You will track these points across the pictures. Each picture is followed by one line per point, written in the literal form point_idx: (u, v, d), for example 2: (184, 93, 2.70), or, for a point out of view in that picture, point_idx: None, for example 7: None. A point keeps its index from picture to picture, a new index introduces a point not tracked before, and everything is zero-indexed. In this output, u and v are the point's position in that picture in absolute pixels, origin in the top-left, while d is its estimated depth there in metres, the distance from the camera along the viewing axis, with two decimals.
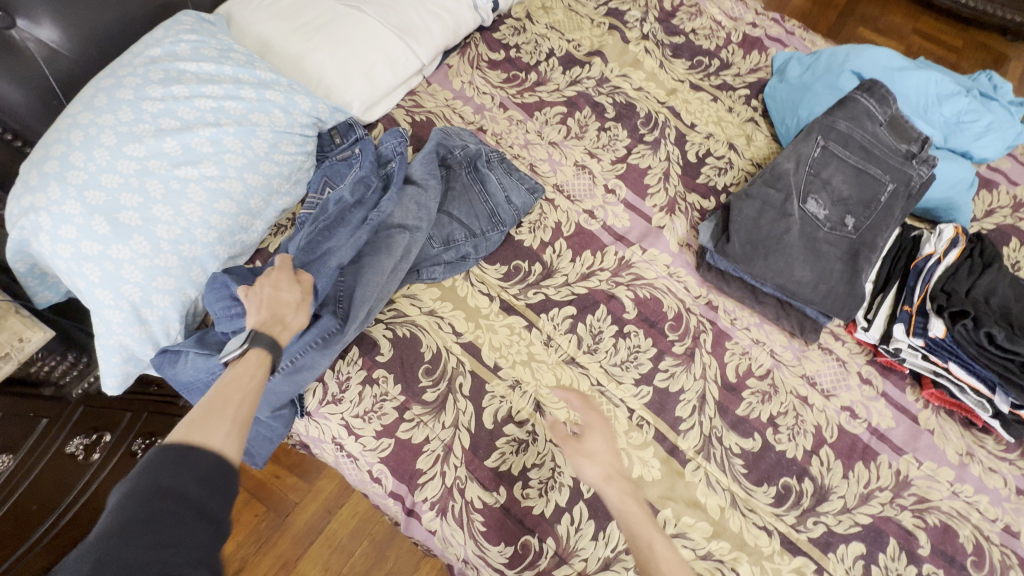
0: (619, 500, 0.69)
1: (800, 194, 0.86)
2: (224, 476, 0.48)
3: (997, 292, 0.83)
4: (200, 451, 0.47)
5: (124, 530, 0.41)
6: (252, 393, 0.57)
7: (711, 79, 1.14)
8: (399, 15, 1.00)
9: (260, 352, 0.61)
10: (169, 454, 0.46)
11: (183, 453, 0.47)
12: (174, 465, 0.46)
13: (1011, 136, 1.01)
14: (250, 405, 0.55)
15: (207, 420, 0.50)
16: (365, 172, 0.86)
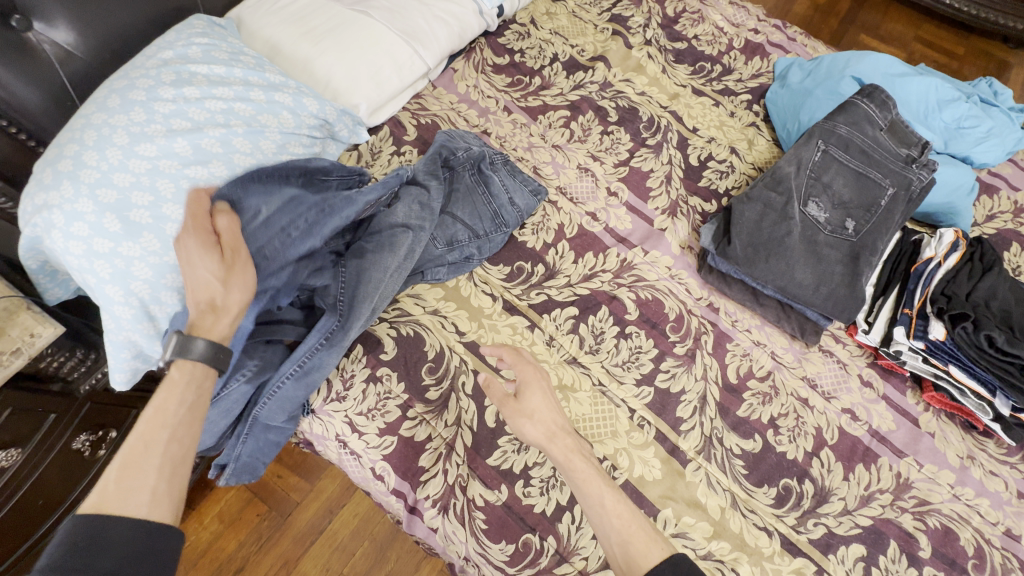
0: (564, 458, 0.67)
1: (800, 197, 0.87)
2: (149, 539, 0.50)
3: (997, 296, 0.83)
4: (117, 523, 0.49)
5: None
6: (179, 427, 0.55)
7: (713, 85, 1.15)
8: (405, 19, 1.01)
9: (191, 373, 0.58)
10: (85, 535, 0.47)
11: (97, 532, 0.48)
12: (91, 543, 0.47)
13: (1010, 141, 1.01)
14: (178, 443, 0.54)
15: (125, 483, 0.50)
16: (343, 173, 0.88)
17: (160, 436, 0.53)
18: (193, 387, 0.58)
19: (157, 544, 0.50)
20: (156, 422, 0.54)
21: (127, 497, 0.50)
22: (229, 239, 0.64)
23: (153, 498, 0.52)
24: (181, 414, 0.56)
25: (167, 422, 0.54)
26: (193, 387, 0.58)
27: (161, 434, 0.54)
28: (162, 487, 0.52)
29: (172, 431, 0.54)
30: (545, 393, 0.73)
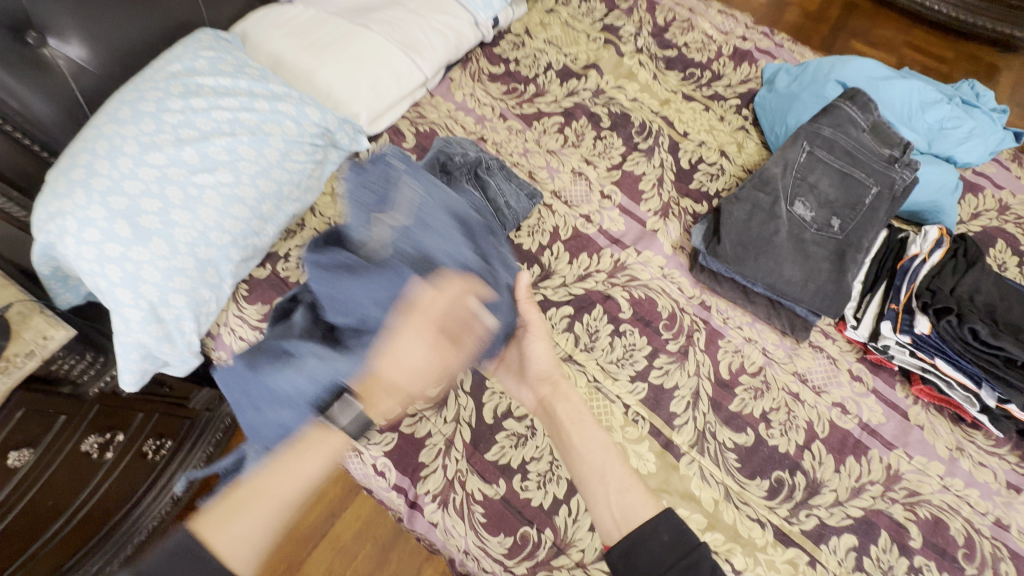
0: (571, 411, 0.77)
1: (787, 197, 0.89)
2: None
3: (982, 290, 0.85)
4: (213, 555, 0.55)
5: None
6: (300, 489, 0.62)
7: (703, 90, 1.18)
8: (404, 31, 1.05)
9: (336, 444, 0.66)
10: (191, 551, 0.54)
11: (197, 554, 0.54)
12: (188, 562, 0.54)
13: (993, 141, 1.04)
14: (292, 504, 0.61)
15: (237, 522, 0.58)
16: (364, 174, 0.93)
17: (283, 494, 0.61)
18: (328, 458, 0.65)
19: None
20: (286, 474, 0.62)
21: (233, 534, 0.57)
22: (454, 340, 0.69)
23: (248, 549, 0.57)
24: (304, 478, 0.63)
25: (293, 481, 0.62)
26: (327, 456, 0.65)
27: (283, 489, 0.61)
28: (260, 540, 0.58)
29: (292, 489, 0.62)
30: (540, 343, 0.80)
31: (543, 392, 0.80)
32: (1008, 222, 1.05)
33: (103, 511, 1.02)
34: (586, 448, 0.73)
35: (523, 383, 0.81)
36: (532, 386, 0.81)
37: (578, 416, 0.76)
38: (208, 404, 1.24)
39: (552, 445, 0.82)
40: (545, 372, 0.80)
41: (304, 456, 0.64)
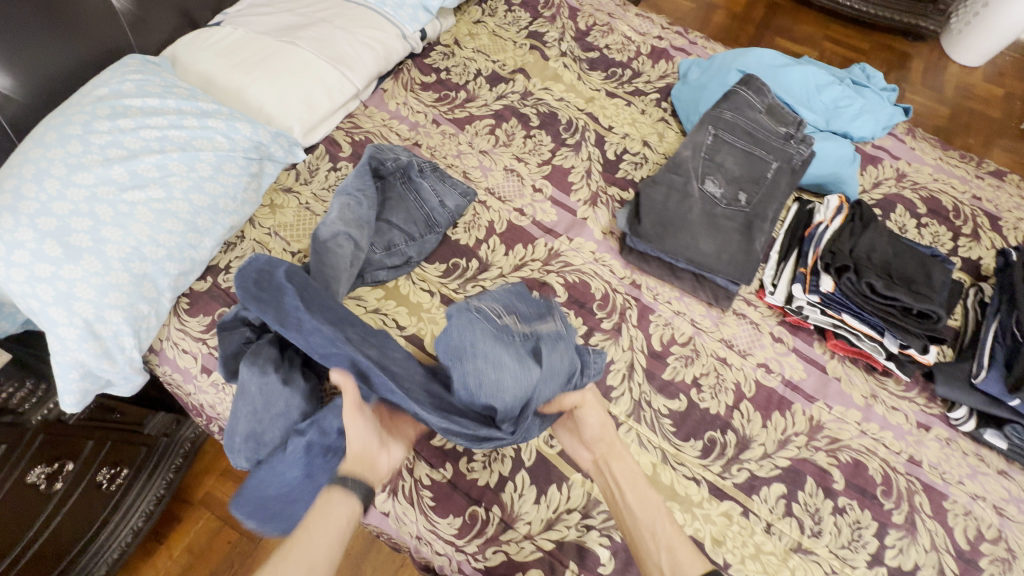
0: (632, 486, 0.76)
1: (698, 176, 0.96)
2: None
3: (877, 249, 0.94)
4: None
5: None
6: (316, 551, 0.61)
7: (625, 87, 1.26)
8: (331, 47, 1.09)
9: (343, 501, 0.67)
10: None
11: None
12: None
13: (884, 117, 1.14)
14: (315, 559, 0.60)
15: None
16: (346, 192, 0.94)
17: (310, 540, 0.61)
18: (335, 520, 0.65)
19: None
20: (311, 530, 0.63)
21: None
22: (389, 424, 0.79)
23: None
24: (325, 529, 0.63)
25: (318, 528, 0.63)
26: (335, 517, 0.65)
27: (303, 538, 0.61)
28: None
29: (321, 541, 0.62)
30: (598, 411, 0.82)
31: (599, 451, 0.80)
32: (905, 188, 1.15)
33: (55, 548, 1.00)
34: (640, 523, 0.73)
35: (579, 443, 0.83)
36: (587, 445, 0.82)
37: (634, 490, 0.76)
38: (165, 429, 1.21)
39: None
40: (602, 439, 0.81)
41: (320, 507, 0.65)
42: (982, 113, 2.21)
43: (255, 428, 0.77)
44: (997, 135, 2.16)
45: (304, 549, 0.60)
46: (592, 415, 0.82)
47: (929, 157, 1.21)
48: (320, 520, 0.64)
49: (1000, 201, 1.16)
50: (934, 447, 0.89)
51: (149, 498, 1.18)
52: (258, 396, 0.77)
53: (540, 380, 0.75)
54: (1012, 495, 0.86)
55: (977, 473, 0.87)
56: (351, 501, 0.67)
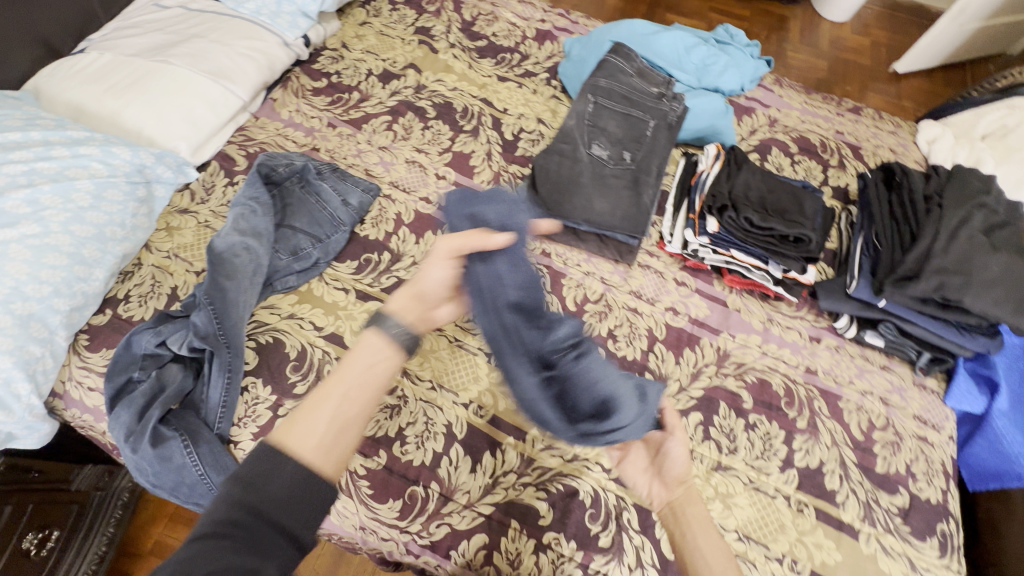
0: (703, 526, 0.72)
1: (584, 142, 1.02)
2: (311, 484, 0.50)
3: (752, 187, 1.03)
4: (290, 460, 0.50)
5: (231, 507, 0.46)
6: (356, 398, 0.58)
7: (515, 70, 1.31)
8: (209, 61, 1.08)
9: (379, 338, 0.62)
10: (263, 461, 0.49)
11: (278, 455, 0.50)
12: (265, 468, 0.49)
13: (748, 71, 1.27)
14: (351, 402, 0.57)
15: (309, 423, 0.54)
16: (243, 206, 0.93)
17: (344, 392, 0.58)
18: (372, 367, 0.61)
19: (317, 489, 0.50)
20: (346, 376, 0.59)
21: (301, 436, 0.53)
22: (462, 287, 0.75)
23: (318, 446, 0.53)
24: (356, 382, 0.59)
25: (350, 381, 0.59)
26: (372, 363, 0.61)
27: (335, 391, 0.57)
28: (324, 441, 0.54)
29: (354, 393, 0.58)
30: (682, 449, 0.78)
31: (675, 493, 0.75)
32: (777, 131, 1.26)
33: None
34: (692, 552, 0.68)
35: (657, 479, 0.78)
36: (663, 481, 0.77)
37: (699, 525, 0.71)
38: (95, 482, 1.13)
39: (425, 407, 0.88)
40: (681, 476, 0.76)
41: (352, 356, 0.61)
42: (856, 63, 2.43)
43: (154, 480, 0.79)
44: (871, 80, 2.38)
45: (337, 401, 0.57)
46: (673, 454, 0.77)
47: (796, 102, 1.33)
48: (355, 370, 0.60)
49: (860, 133, 1.29)
50: (826, 355, 0.99)
51: (90, 557, 1.12)
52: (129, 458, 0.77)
53: (642, 418, 0.70)
54: (895, 385, 0.97)
55: (864, 372, 0.98)
56: (391, 352, 0.62)
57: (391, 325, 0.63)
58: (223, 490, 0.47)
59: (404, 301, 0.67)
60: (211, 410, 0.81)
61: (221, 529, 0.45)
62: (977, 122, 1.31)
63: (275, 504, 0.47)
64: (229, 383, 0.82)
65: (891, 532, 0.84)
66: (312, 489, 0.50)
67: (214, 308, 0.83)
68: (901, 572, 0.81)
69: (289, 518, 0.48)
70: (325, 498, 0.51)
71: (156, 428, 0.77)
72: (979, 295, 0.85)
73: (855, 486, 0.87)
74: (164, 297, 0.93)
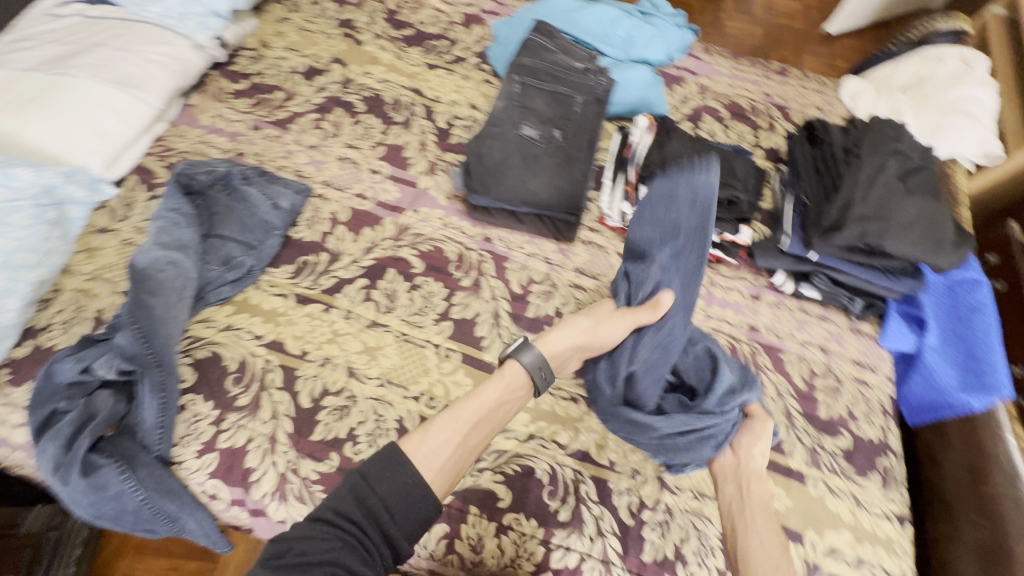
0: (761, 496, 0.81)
1: (514, 123, 1.02)
2: (417, 494, 0.65)
3: (683, 154, 1.04)
4: (410, 467, 0.66)
5: (351, 497, 0.62)
6: (475, 425, 0.76)
7: (444, 57, 1.29)
8: (116, 70, 1.03)
9: (515, 372, 0.81)
10: (391, 460, 0.66)
11: (401, 461, 0.67)
12: (390, 469, 0.65)
13: (675, 40, 1.29)
14: (469, 432, 0.74)
15: (434, 439, 0.71)
16: (163, 218, 0.89)
17: (473, 418, 0.75)
18: (496, 399, 0.78)
19: (422, 499, 0.65)
20: (475, 403, 0.77)
21: (426, 450, 0.70)
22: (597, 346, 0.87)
23: (436, 467, 0.69)
24: (481, 412, 0.76)
25: (476, 407, 0.77)
26: (500, 393, 0.79)
27: (468, 416, 0.75)
28: (447, 460, 0.70)
29: (481, 422, 0.76)
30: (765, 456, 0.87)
31: (737, 464, 0.84)
32: (708, 98, 1.28)
33: None
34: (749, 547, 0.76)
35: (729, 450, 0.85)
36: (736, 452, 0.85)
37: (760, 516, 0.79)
38: (48, 521, 1.04)
39: (375, 405, 0.87)
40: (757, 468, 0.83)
41: (484, 389, 0.78)
42: (789, 27, 2.48)
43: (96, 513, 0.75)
44: (805, 43, 2.44)
45: (462, 429, 0.74)
46: (756, 450, 0.84)
47: (725, 68, 1.35)
48: (485, 402, 0.77)
49: (787, 94, 1.33)
50: (766, 312, 1.02)
51: None
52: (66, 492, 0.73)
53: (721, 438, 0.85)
54: (833, 333, 1.01)
55: (803, 324, 1.01)
56: (517, 393, 0.81)
57: (530, 367, 0.81)
58: (348, 478, 0.64)
59: (557, 348, 0.85)
60: (147, 432, 0.78)
61: (338, 519, 0.61)
62: (894, 75, 1.36)
63: (379, 504, 0.63)
64: (163, 403, 0.79)
65: (836, 473, 0.88)
66: (419, 502, 0.65)
67: (139, 326, 0.80)
68: (848, 510, 0.85)
69: (385, 521, 0.62)
70: (427, 515, 0.65)
71: (86, 457, 0.74)
72: (898, 239, 0.89)
73: (800, 433, 0.91)
74: (89, 322, 0.88)
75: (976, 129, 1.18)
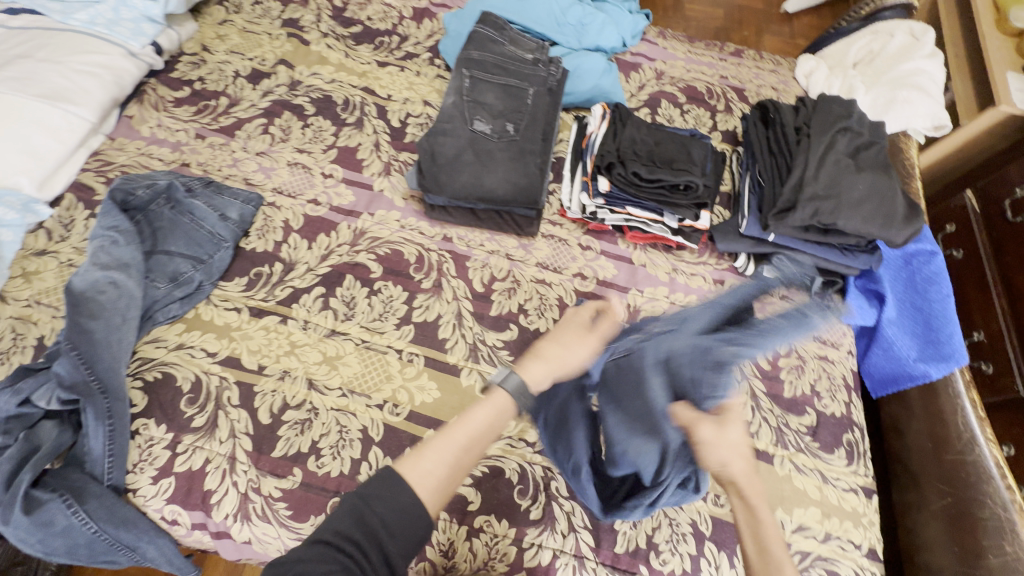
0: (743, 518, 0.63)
1: (466, 119, 0.99)
2: (415, 517, 0.56)
3: (638, 142, 1.03)
4: (404, 488, 0.56)
5: (348, 522, 0.54)
6: (473, 440, 0.64)
7: (395, 54, 1.25)
8: (41, 82, 0.97)
9: (507, 396, 0.68)
10: (386, 481, 0.57)
11: (398, 484, 0.56)
12: (384, 490, 0.56)
13: (627, 26, 1.28)
14: (469, 450, 0.63)
15: (431, 458, 0.60)
16: (101, 237, 0.85)
17: (469, 441, 0.63)
18: (495, 416, 0.66)
19: (418, 523, 0.56)
20: (470, 418, 0.65)
21: (423, 469, 0.59)
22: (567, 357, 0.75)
23: (435, 488, 0.59)
24: (478, 430, 0.65)
25: (474, 429, 0.64)
26: (498, 411, 0.67)
27: (463, 438, 0.63)
28: (443, 483, 0.59)
29: (475, 443, 0.64)
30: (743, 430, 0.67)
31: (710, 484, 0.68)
32: (664, 84, 1.27)
33: None
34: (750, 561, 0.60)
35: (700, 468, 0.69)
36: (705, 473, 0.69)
37: (749, 515, 0.63)
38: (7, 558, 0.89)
39: (337, 416, 0.84)
40: (725, 462, 0.65)
41: (479, 407, 0.66)
42: (749, 7, 2.49)
43: (46, 550, 0.72)
44: (765, 23, 2.44)
45: (457, 448, 0.62)
46: (714, 450, 0.65)
47: (680, 52, 1.35)
48: (480, 419, 0.65)
49: (742, 75, 1.33)
50: None
51: None
52: (10, 531, 0.70)
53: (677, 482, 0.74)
54: None
55: None
56: (511, 409, 0.68)
57: (523, 393, 0.68)
58: (342, 501, 0.55)
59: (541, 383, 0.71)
60: (96, 462, 0.75)
61: (338, 541, 0.52)
62: (847, 51, 1.37)
63: (378, 528, 0.54)
64: (111, 430, 0.76)
65: (803, 451, 0.89)
66: (415, 526, 0.55)
67: (80, 353, 0.76)
68: (815, 486, 0.86)
69: (386, 546, 0.54)
70: (424, 537, 0.56)
71: (29, 493, 0.70)
72: (850, 216, 0.90)
73: (766, 414, 0.91)
74: (30, 350, 0.84)
75: (927, 103, 1.19)
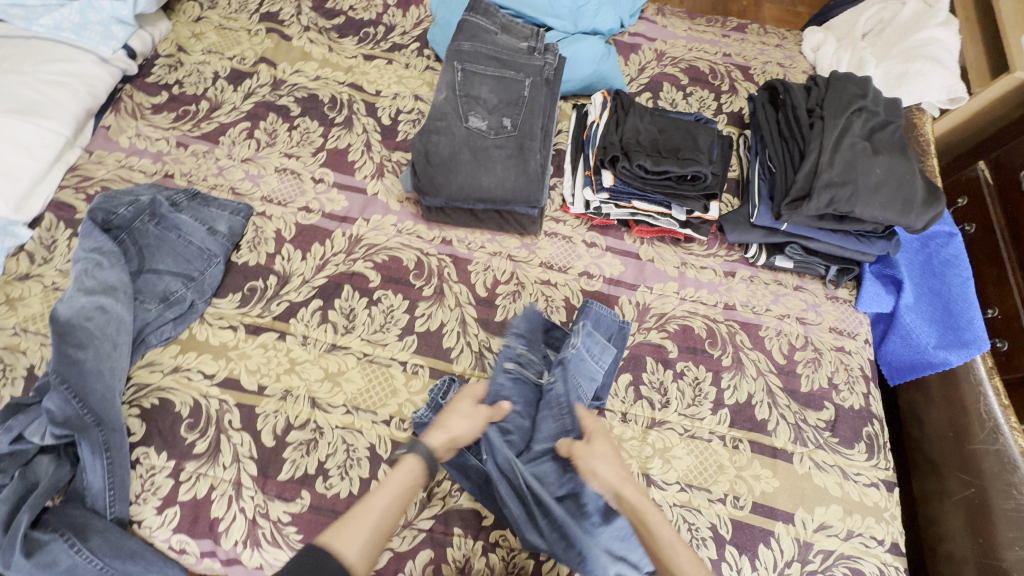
0: (636, 501, 0.71)
1: (460, 115, 0.94)
2: None
3: (642, 131, 0.98)
4: (329, 558, 0.58)
5: None
6: (394, 507, 0.67)
7: (382, 45, 1.19)
8: (9, 96, 0.92)
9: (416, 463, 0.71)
10: (313, 553, 0.59)
11: (325, 557, 0.58)
12: (312, 564, 0.57)
13: (625, 5, 1.21)
14: (388, 518, 0.66)
15: (351, 530, 0.63)
16: (83, 261, 0.82)
17: (389, 508, 0.67)
18: (410, 481, 0.70)
19: None
20: (389, 488, 0.68)
21: (347, 541, 0.61)
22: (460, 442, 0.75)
23: (360, 560, 0.61)
24: (398, 495, 0.68)
25: (393, 497, 0.68)
26: (412, 478, 0.70)
27: (383, 504, 0.67)
28: (368, 546, 0.62)
29: (396, 510, 0.67)
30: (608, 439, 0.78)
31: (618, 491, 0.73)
32: (666, 65, 1.21)
33: None
34: (657, 545, 0.67)
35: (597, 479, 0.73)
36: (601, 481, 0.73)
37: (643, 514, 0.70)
38: None
39: (343, 434, 0.82)
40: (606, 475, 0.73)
41: (396, 472, 0.70)
42: None
43: None
44: None
45: (380, 516, 0.65)
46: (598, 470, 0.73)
47: (681, 30, 1.28)
48: (399, 488, 0.69)
49: (747, 52, 1.26)
50: (742, 288, 0.99)
51: None
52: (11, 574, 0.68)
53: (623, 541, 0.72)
54: (809, 303, 0.99)
55: (779, 296, 0.99)
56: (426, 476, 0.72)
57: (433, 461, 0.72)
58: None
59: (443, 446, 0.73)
60: (97, 497, 0.73)
61: None
62: (856, 21, 1.30)
63: None
64: (109, 463, 0.74)
65: (822, 447, 0.87)
66: None
67: (70, 386, 0.73)
68: (836, 483, 0.84)
69: None
70: None
71: (28, 534, 0.68)
72: (867, 203, 0.86)
73: (783, 411, 0.89)
74: (20, 381, 0.81)
75: (942, 74, 1.13)
